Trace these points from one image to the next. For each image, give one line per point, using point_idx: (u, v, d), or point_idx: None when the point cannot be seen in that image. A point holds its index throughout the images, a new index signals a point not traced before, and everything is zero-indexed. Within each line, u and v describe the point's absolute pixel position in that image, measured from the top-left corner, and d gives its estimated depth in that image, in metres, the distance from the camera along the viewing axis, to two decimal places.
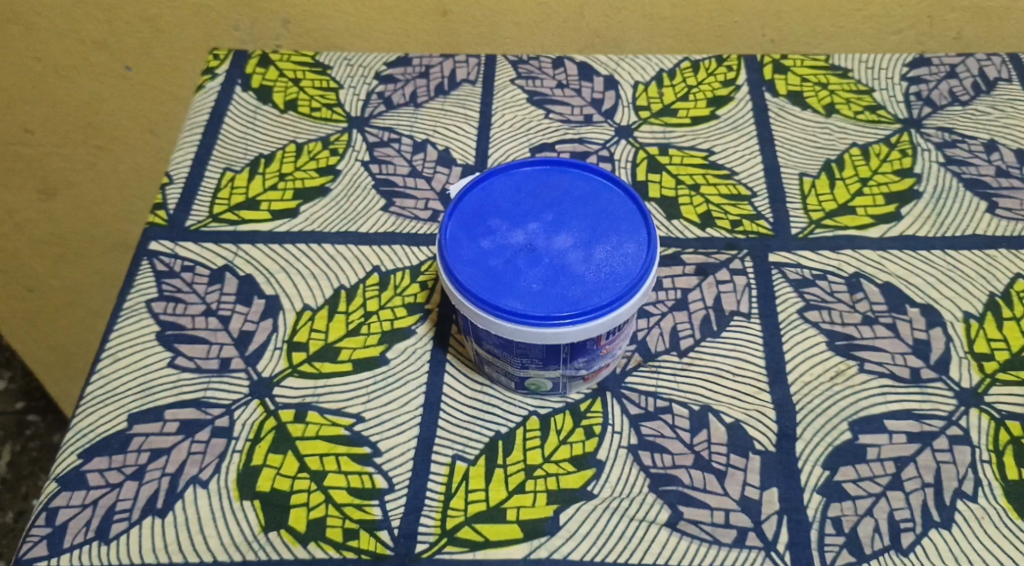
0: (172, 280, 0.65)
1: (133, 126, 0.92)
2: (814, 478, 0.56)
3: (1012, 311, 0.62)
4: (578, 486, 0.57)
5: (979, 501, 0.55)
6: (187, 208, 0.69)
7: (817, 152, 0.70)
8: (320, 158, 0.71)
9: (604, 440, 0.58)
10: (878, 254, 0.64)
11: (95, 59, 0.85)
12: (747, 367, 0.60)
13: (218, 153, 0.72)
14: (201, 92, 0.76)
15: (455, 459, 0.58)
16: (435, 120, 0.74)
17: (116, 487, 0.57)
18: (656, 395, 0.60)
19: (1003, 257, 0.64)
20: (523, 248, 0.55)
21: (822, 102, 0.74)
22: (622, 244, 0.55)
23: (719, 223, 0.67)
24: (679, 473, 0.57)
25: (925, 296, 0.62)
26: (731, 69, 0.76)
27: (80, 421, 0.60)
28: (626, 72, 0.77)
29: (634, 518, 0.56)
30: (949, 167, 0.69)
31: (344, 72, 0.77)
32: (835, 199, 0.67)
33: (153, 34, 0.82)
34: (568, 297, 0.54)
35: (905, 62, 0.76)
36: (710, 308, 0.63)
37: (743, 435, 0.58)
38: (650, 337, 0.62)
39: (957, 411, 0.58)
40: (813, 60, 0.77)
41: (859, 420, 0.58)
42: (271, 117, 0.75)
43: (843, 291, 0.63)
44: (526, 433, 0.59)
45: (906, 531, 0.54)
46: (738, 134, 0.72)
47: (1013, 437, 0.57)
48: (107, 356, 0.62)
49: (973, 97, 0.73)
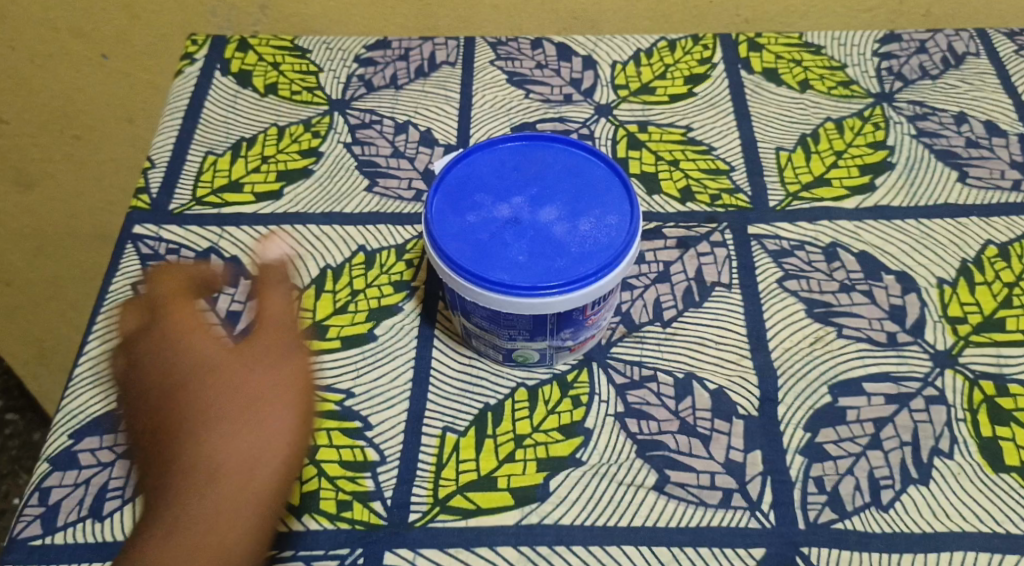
0: (158, 262, 0.66)
1: (111, 115, 0.91)
2: (795, 440, 0.58)
3: (984, 276, 0.63)
4: (567, 454, 0.58)
5: (955, 457, 0.57)
6: (170, 192, 0.69)
7: (793, 127, 0.72)
8: (302, 141, 0.72)
9: (591, 409, 0.59)
10: (854, 224, 0.66)
11: (71, 47, 0.84)
12: (729, 335, 0.62)
13: (200, 137, 0.72)
14: (181, 77, 0.76)
15: (446, 430, 0.59)
16: (416, 101, 0.74)
17: (108, 466, 0.58)
18: (641, 364, 0.61)
19: (975, 224, 0.66)
20: (509, 221, 0.56)
21: (797, 79, 0.75)
22: (605, 215, 0.56)
23: (699, 197, 0.68)
24: (665, 438, 0.58)
25: (900, 263, 0.64)
26: (707, 48, 0.77)
27: (69, 403, 0.60)
28: (604, 52, 0.78)
29: (623, 483, 0.57)
30: (921, 139, 0.70)
31: (324, 55, 0.78)
32: (811, 172, 0.69)
33: (130, 21, 0.82)
34: (554, 268, 0.55)
35: (876, 38, 0.78)
36: (692, 280, 0.64)
37: (727, 400, 0.59)
38: (634, 309, 0.63)
39: (933, 372, 0.60)
40: (786, 38, 0.78)
41: (839, 383, 0.60)
42: (251, 100, 0.75)
43: (821, 260, 0.64)
44: (514, 404, 0.60)
45: (886, 488, 0.56)
46: (715, 111, 0.73)
47: (986, 396, 0.59)
48: (95, 339, 0.63)
49: (943, 71, 0.75)
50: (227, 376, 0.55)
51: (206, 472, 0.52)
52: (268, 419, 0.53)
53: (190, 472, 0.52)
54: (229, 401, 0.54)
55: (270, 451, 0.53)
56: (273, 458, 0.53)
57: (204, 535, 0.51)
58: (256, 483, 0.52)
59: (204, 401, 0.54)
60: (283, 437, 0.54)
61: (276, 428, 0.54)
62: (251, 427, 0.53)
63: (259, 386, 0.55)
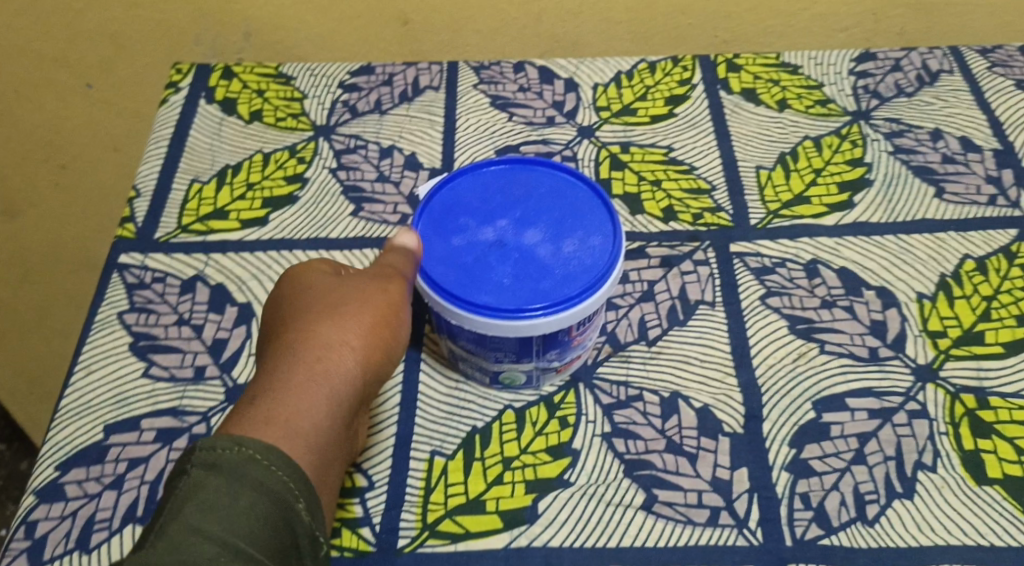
0: (143, 291, 0.66)
1: (96, 143, 0.91)
2: (781, 457, 0.58)
3: (963, 290, 0.64)
4: (555, 475, 0.58)
5: (939, 471, 0.58)
6: (156, 220, 0.70)
7: (773, 146, 0.73)
8: (287, 167, 0.72)
9: (578, 430, 0.60)
10: (834, 240, 0.67)
11: (55, 77, 0.85)
12: (713, 353, 0.62)
13: (185, 165, 0.73)
14: (165, 106, 0.77)
15: (434, 454, 0.59)
16: (400, 126, 0.75)
17: (95, 497, 0.58)
18: (627, 384, 0.61)
19: (952, 239, 0.67)
20: (493, 244, 0.57)
21: (775, 98, 0.76)
22: (588, 236, 0.57)
23: (682, 216, 0.69)
24: (652, 457, 0.59)
25: (880, 279, 0.65)
26: (687, 69, 0.78)
27: (55, 435, 0.60)
28: (585, 74, 0.78)
29: (611, 503, 0.57)
30: (898, 156, 0.71)
31: (308, 82, 0.78)
32: (790, 190, 0.70)
33: (114, 51, 0.82)
34: (538, 290, 0.55)
35: (852, 56, 0.79)
36: (676, 298, 0.65)
37: (712, 417, 0.60)
38: (619, 329, 0.63)
39: (915, 387, 0.61)
40: (765, 58, 0.79)
41: (822, 399, 0.60)
42: (236, 128, 0.75)
43: (802, 277, 0.65)
44: (502, 427, 0.60)
45: (871, 503, 0.57)
46: (696, 130, 0.74)
47: (968, 409, 0.60)
48: (81, 370, 0.63)
49: (918, 89, 0.76)
50: (337, 294, 0.55)
51: (305, 354, 0.52)
52: (364, 336, 0.54)
53: (294, 354, 0.52)
54: (332, 310, 0.54)
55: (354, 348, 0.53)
56: (357, 363, 0.53)
57: (283, 415, 0.49)
58: (343, 370, 0.52)
59: (300, 305, 0.55)
60: (370, 328, 0.54)
61: (366, 342, 0.54)
62: (342, 319, 0.54)
63: (356, 294, 0.56)
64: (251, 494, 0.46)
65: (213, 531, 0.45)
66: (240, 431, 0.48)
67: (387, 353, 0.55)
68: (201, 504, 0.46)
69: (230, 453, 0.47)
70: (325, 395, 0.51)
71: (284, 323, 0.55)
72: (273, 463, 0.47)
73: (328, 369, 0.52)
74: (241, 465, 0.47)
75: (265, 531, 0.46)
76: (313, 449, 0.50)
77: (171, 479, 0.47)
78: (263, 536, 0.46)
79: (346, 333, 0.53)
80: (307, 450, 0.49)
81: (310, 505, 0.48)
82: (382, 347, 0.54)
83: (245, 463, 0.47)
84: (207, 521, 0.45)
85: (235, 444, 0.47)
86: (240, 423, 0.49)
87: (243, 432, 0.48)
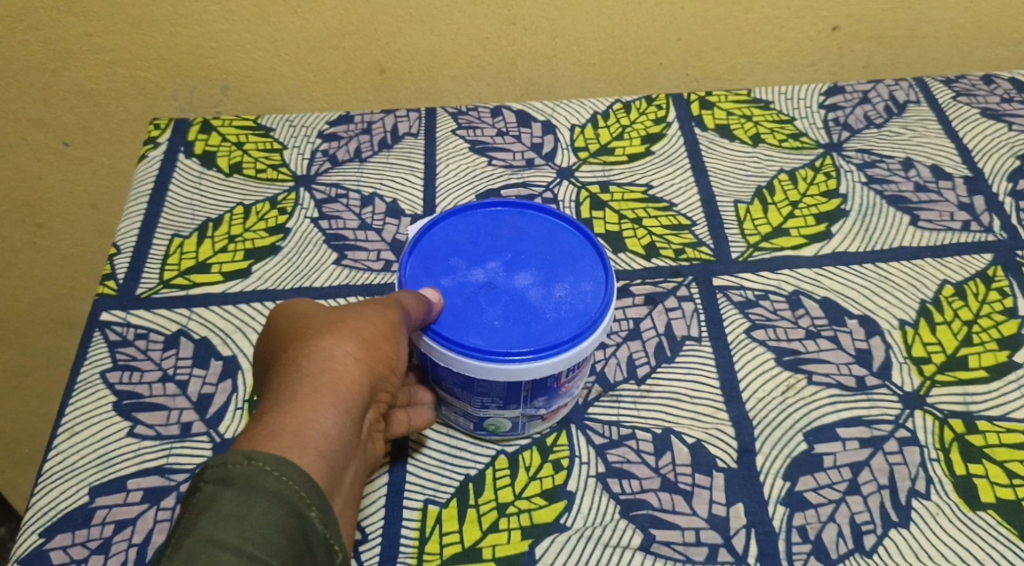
0: (126, 348, 0.65)
1: (72, 201, 0.90)
2: (776, 490, 0.59)
3: (943, 315, 0.65)
4: (550, 520, 0.58)
5: (933, 498, 0.58)
6: (137, 277, 0.69)
7: (749, 180, 0.74)
8: (269, 218, 0.72)
9: (572, 472, 0.60)
10: (814, 271, 0.68)
11: (31, 137, 0.84)
12: (702, 388, 0.62)
13: (165, 220, 0.72)
14: (144, 162, 0.76)
15: (427, 503, 0.59)
16: (381, 174, 0.75)
17: (81, 563, 0.57)
18: (619, 424, 0.61)
19: (930, 265, 0.68)
20: (483, 286, 0.57)
21: (748, 133, 0.77)
22: (579, 281, 0.57)
23: (663, 252, 0.69)
24: (647, 496, 0.59)
25: (862, 308, 0.66)
26: (661, 108, 0.79)
27: (39, 499, 0.59)
28: (561, 116, 0.79)
29: (608, 545, 0.57)
30: (871, 186, 0.73)
31: (287, 132, 0.79)
32: (769, 222, 0.71)
33: (90, 109, 0.82)
34: (529, 334, 0.55)
35: (820, 91, 0.80)
36: (662, 334, 0.65)
37: (705, 453, 0.60)
38: (608, 368, 0.64)
39: (903, 414, 0.61)
40: (735, 95, 0.80)
41: (813, 430, 0.61)
42: (216, 181, 0.75)
43: (785, 308, 0.66)
44: (495, 473, 0.60)
45: (868, 533, 0.57)
46: (673, 167, 0.75)
47: (957, 435, 0.60)
48: (64, 432, 0.62)
49: (887, 120, 0.78)
50: (340, 312, 0.54)
51: (311, 365, 0.51)
52: (368, 350, 0.52)
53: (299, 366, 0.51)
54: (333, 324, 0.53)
55: (361, 360, 0.52)
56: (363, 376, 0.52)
57: (293, 426, 0.48)
58: (351, 380, 0.51)
59: (300, 320, 0.54)
60: (376, 339, 0.53)
61: (371, 356, 0.52)
62: (343, 327, 0.53)
63: (355, 307, 0.55)
64: (263, 505, 0.46)
65: (227, 541, 0.45)
66: (250, 445, 0.48)
67: (393, 359, 0.54)
68: (215, 514, 0.46)
69: (241, 468, 0.47)
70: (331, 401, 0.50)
71: (287, 338, 0.53)
72: (284, 475, 0.47)
73: (336, 380, 0.51)
74: (252, 477, 0.47)
75: (279, 542, 0.46)
76: (323, 457, 0.49)
77: (188, 495, 0.48)
78: (277, 546, 0.46)
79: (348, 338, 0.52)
80: (317, 460, 0.48)
81: (322, 515, 0.48)
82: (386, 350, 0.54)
83: (257, 475, 0.47)
84: (221, 530, 0.46)
85: (246, 458, 0.47)
86: (248, 437, 0.48)
87: (254, 445, 0.48)
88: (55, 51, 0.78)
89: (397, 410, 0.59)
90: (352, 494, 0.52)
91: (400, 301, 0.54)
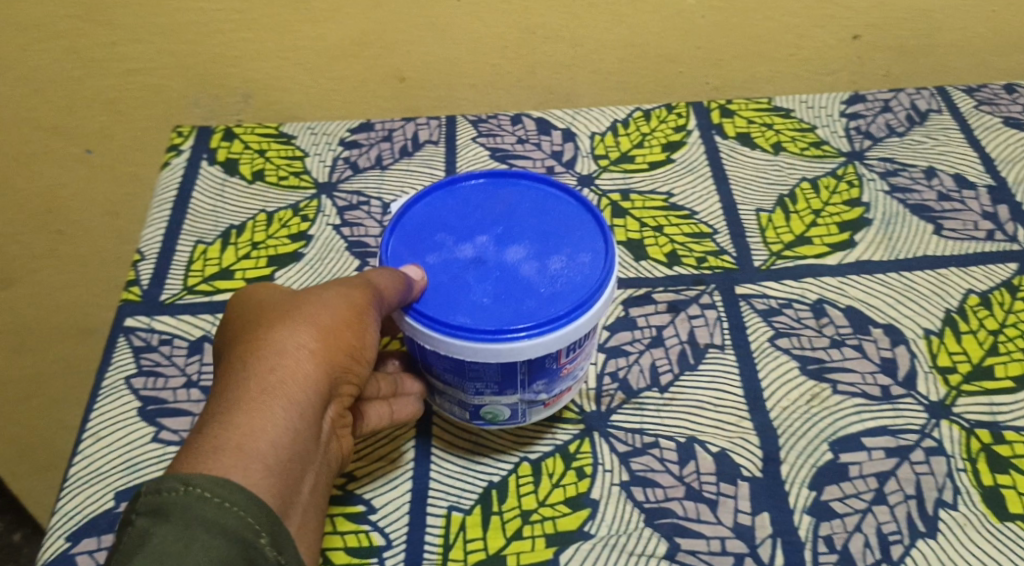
0: (151, 354, 0.65)
1: (94, 208, 0.91)
2: (802, 500, 0.58)
3: (969, 325, 0.65)
4: (575, 528, 0.58)
5: (960, 508, 0.58)
6: (161, 283, 0.69)
7: (771, 188, 0.74)
8: (291, 225, 0.72)
9: (596, 480, 0.59)
10: (838, 280, 0.67)
11: (54, 145, 0.85)
12: (726, 397, 0.62)
13: (188, 227, 0.73)
14: (167, 169, 0.77)
15: (451, 509, 0.58)
16: (401, 181, 0.75)
17: None
18: (642, 432, 0.61)
19: (954, 275, 0.67)
20: (472, 261, 0.57)
21: (769, 141, 0.77)
22: (577, 254, 0.57)
23: (685, 260, 0.69)
24: (672, 505, 0.58)
25: (886, 317, 0.65)
26: (681, 116, 0.79)
27: (65, 504, 0.59)
28: (581, 124, 0.79)
29: (633, 553, 0.57)
30: (894, 195, 0.72)
31: (308, 140, 0.79)
32: (791, 231, 0.71)
33: (113, 116, 0.83)
34: (522, 310, 0.55)
35: (841, 99, 0.80)
36: (685, 342, 0.65)
37: (730, 462, 0.60)
38: (631, 375, 0.63)
39: (929, 424, 0.61)
40: (756, 103, 0.80)
41: (838, 439, 0.60)
42: (238, 188, 0.75)
43: (809, 317, 0.66)
44: (519, 480, 0.59)
45: (896, 543, 0.57)
46: (694, 175, 0.75)
47: (984, 445, 0.60)
48: (89, 437, 0.62)
49: (909, 128, 0.77)
50: (292, 304, 0.54)
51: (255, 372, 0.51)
52: (317, 348, 0.53)
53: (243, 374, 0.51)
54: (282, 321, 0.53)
55: (308, 361, 0.52)
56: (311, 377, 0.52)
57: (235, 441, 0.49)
58: (300, 383, 0.51)
59: (252, 315, 0.54)
60: (326, 336, 0.53)
61: (320, 354, 0.53)
62: (298, 322, 0.53)
63: (312, 296, 0.55)
64: (202, 536, 0.47)
65: None
66: (191, 465, 0.48)
67: (350, 355, 0.54)
68: (152, 545, 0.47)
69: (177, 496, 0.47)
70: (280, 412, 0.50)
71: (236, 337, 0.54)
72: (223, 500, 0.47)
73: (282, 384, 0.51)
74: (189, 507, 0.47)
75: None
76: (273, 472, 0.49)
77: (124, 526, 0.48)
78: None
79: (302, 336, 0.53)
80: (264, 474, 0.49)
81: (274, 538, 0.48)
82: (344, 344, 0.54)
83: (194, 503, 0.47)
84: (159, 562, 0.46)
85: (184, 483, 0.47)
86: (188, 458, 0.48)
87: (194, 464, 0.48)
88: (80, 59, 0.78)
89: (379, 402, 0.59)
90: (311, 496, 0.53)
91: (369, 285, 0.54)
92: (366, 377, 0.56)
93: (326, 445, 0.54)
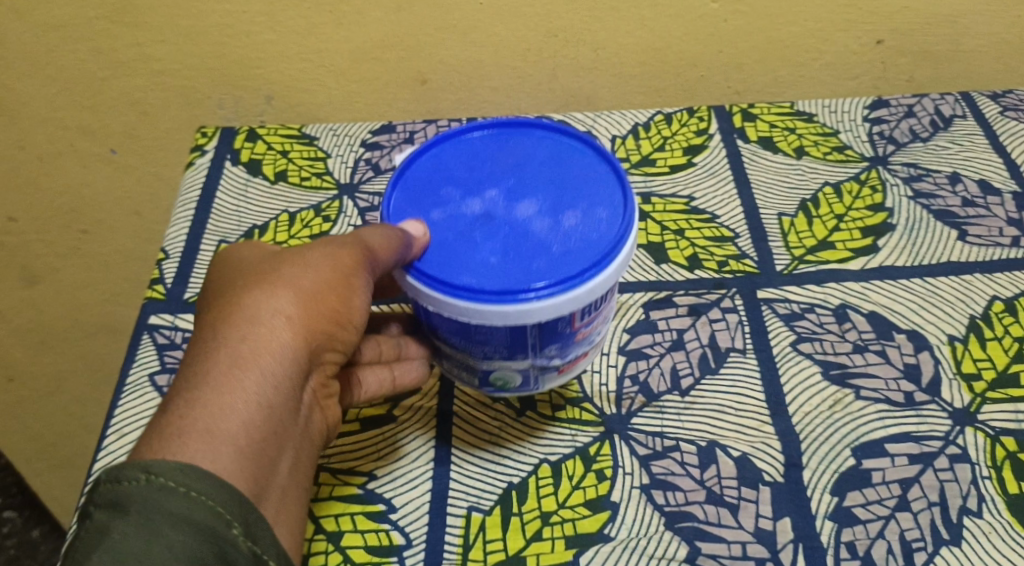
0: (174, 352, 0.66)
1: (118, 207, 0.91)
2: (824, 506, 0.58)
3: (994, 331, 0.64)
4: (595, 530, 0.57)
5: (985, 516, 0.57)
6: (184, 282, 0.70)
7: (793, 193, 0.73)
8: (313, 226, 0.73)
9: (616, 482, 0.59)
10: (861, 285, 0.67)
11: (79, 145, 0.85)
12: (747, 402, 0.62)
13: (212, 226, 0.73)
14: (191, 169, 0.77)
15: (471, 510, 0.58)
16: None
17: None
18: (663, 435, 0.61)
19: (979, 281, 0.67)
20: (480, 216, 0.57)
21: (792, 146, 0.77)
22: (593, 209, 0.57)
23: (707, 264, 0.69)
24: (693, 508, 0.58)
25: (909, 322, 0.65)
26: (703, 120, 0.79)
27: None
28: (602, 127, 0.79)
29: (653, 556, 0.57)
30: (918, 200, 0.72)
31: (330, 141, 0.79)
32: (814, 235, 0.70)
33: (138, 117, 0.83)
34: (532, 269, 0.54)
35: (865, 103, 0.79)
36: (706, 346, 0.64)
37: (752, 467, 0.59)
38: (651, 378, 0.63)
39: (953, 431, 0.60)
40: (778, 107, 0.79)
41: (861, 445, 0.60)
42: (262, 188, 0.76)
43: (832, 322, 0.65)
44: (538, 481, 0.59)
45: (919, 551, 0.56)
46: (715, 179, 0.75)
47: (1009, 452, 0.59)
48: (113, 434, 0.62)
49: (933, 133, 0.77)
50: (268, 271, 0.55)
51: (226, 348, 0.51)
52: (290, 319, 0.53)
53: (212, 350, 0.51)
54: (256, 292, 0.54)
55: (278, 334, 0.52)
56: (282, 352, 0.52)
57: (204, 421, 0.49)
58: (272, 356, 0.52)
59: (228, 282, 0.55)
60: (300, 308, 0.53)
61: (293, 325, 0.53)
62: (272, 290, 0.54)
63: (292, 260, 0.56)
64: (168, 530, 0.47)
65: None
66: (158, 448, 0.48)
67: (328, 322, 0.55)
68: (114, 541, 0.47)
69: (139, 485, 0.47)
70: (251, 391, 0.51)
71: (209, 309, 0.54)
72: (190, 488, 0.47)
73: (253, 357, 0.51)
74: (151, 498, 0.47)
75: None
76: (242, 454, 0.50)
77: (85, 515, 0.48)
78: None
79: (275, 312, 0.53)
80: (234, 453, 0.49)
81: (246, 529, 0.48)
82: (320, 318, 0.54)
83: (161, 496, 0.47)
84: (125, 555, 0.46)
85: (145, 473, 0.47)
86: (153, 443, 0.49)
87: (161, 449, 0.48)
88: (106, 61, 0.79)
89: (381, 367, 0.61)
90: (290, 474, 0.53)
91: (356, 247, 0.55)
92: (347, 344, 0.57)
93: (306, 415, 0.55)
